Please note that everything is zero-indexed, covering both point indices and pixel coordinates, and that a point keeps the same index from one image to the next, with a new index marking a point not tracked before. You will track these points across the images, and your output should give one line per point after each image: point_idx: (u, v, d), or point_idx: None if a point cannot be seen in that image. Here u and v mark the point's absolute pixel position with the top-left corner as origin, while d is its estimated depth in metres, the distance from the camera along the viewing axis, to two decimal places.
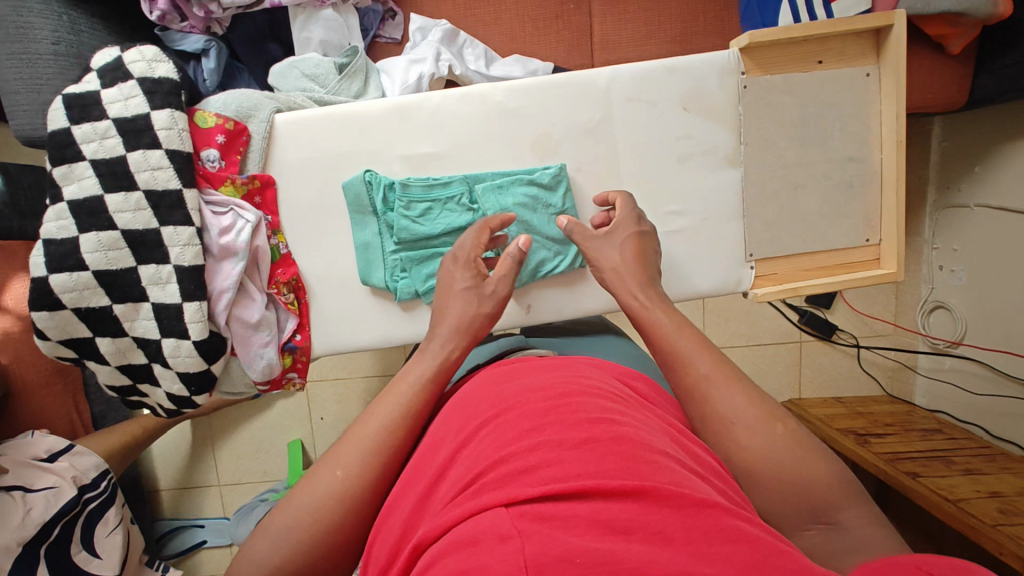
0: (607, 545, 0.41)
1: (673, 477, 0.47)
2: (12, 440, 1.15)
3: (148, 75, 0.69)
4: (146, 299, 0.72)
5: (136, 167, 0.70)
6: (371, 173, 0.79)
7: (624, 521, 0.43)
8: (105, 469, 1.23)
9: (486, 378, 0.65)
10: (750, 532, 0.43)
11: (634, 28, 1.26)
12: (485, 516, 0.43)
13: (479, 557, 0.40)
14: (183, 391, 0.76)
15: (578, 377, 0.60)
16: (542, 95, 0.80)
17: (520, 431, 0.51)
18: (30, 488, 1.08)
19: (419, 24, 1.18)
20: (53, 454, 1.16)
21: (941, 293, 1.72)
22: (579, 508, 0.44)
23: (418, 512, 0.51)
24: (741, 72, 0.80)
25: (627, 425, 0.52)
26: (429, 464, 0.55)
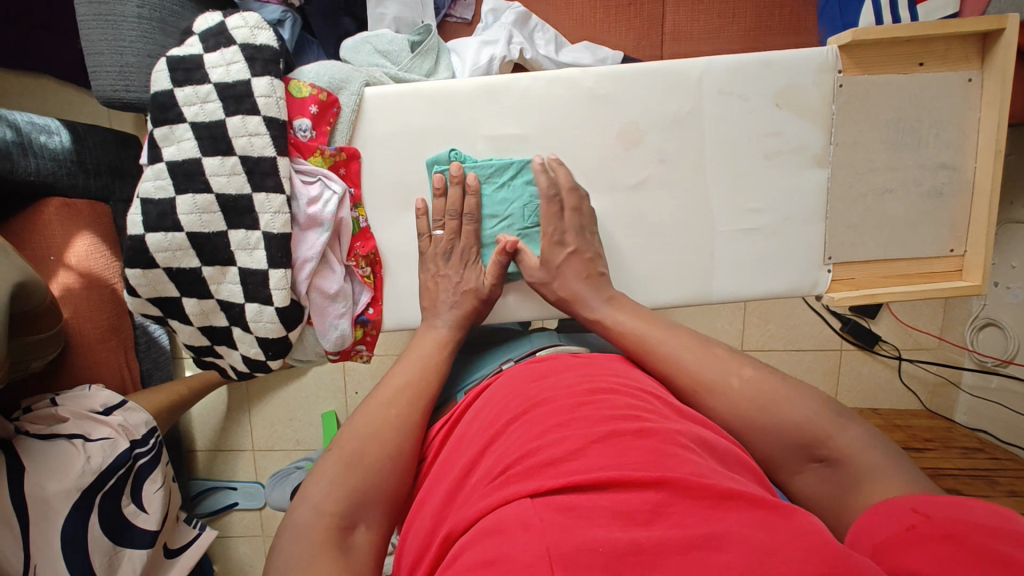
0: (630, 534, 0.43)
1: (695, 469, 0.49)
2: (70, 392, 1.14)
3: (250, 41, 0.71)
4: (233, 263, 0.75)
5: (234, 132, 0.71)
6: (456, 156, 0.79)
7: (645, 512, 0.46)
8: (154, 427, 1.23)
9: (517, 373, 0.67)
10: (770, 519, 0.45)
11: (706, 21, 1.24)
12: (512, 507, 0.47)
13: (507, 542, 0.44)
14: (259, 355, 0.79)
15: (606, 375, 0.63)
16: (631, 82, 0.78)
17: (547, 427, 0.54)
18: (88, 438, 1.11)
19: (492, 5, 1.18)
20: (109, 407, 1.15)
21: (991, 310, 1.72)
22: (602, 499, 0.47)
23: (448, 503, 0.54)
24: (839, 70, 0.78)
25: (655, 422, 0.55)
26: (467, 453, 0.58)
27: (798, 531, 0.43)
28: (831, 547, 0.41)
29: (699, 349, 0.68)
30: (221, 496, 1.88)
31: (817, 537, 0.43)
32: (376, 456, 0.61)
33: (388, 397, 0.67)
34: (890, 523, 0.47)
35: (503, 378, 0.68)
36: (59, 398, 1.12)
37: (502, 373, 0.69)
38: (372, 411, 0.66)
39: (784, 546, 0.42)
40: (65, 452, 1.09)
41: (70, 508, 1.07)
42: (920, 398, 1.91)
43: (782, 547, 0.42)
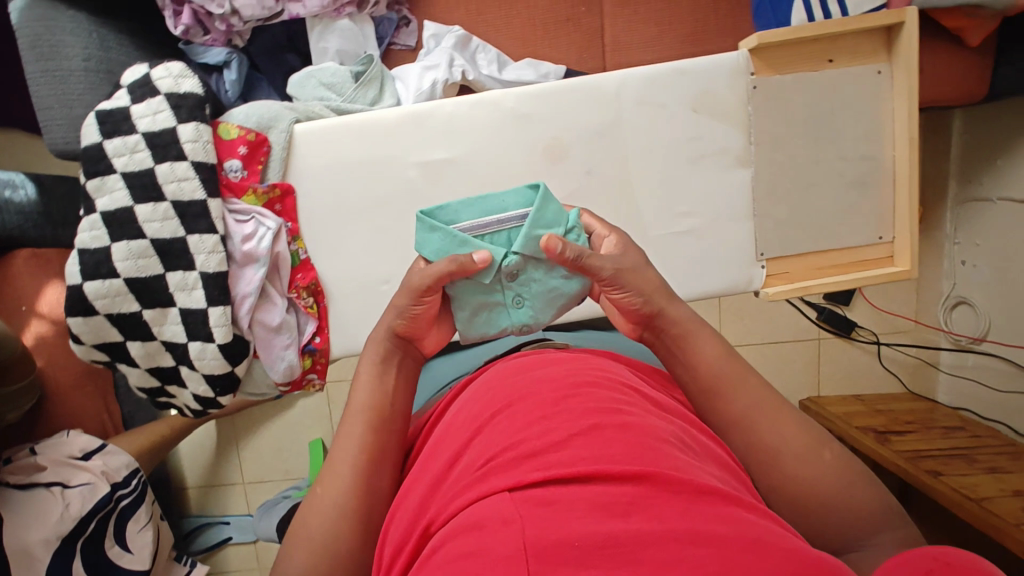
0: (607, 527, 0.44)
1: (675, 463, 0.51)
2: (49, 440, 1.19)
3: (174, 90, 0.73)
4: (173, 305, 0.76)
5: (164, 178, 0.74)
6: (465, 336, 0.75)
7: (623, 504, 0.46)
8: (135, 468, 1.26)
9: (506, 367, 0.69)
10: (742, 515, 0.47)
11: (644, 30, 1.27)
12: (491, 501, 0.48)
13: (485, 538, 0.45)
14: (208, 393, 0.80)
15: (592, 368, 0.65)
16: (551, 99, 0.79)
17: (531, 421, 0.56)
18: (67, 484, 1.14)
19: (433, 31, 1.21)
20: (87, 453, 1.19)
21: (963, 289, 1.77)
22: (581, 492, 0.48)
23: (431, 495, 0.56)
24: (751, 73, 0.80)
25: (636, 416, 0.56)
26: (448, 448, 0.60)
27: (783, 547, 0.44)
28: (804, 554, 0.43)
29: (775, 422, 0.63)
30: (215, 532, 1.91)
31: (791, 547, 0.44)
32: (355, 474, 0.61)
33: (361, 404, 0.65)
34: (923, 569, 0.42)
35: (491, 374, 0.69)
36: (38, 447, 1.16)
37: (494, 366, 0.71)
38: (348, 427, 0.64)
39: (759, 542, 0.44)
40: (43, 499, 1.11)
41: (52, 556, 1.08)
42: (902, 378, 1.93)
43: (761, 543, 0.43)
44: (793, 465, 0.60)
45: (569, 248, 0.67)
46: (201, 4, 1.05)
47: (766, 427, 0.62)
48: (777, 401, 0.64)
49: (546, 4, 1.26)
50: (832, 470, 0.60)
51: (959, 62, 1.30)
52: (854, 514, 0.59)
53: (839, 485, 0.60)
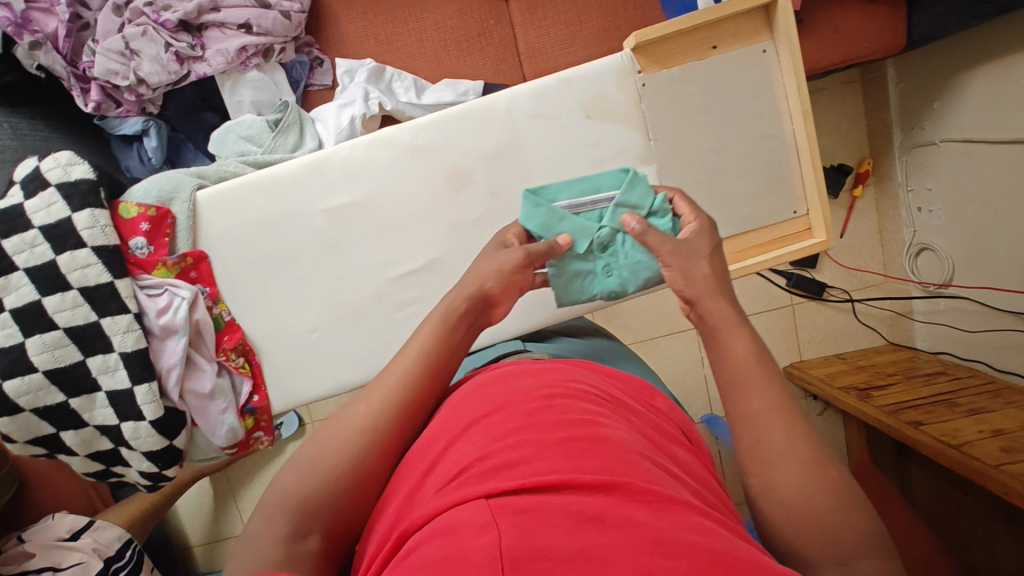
0: (581, 537, 0.40)
1: (647, 474, 0.47)
2: (38, 525, 1.31)
3: (64, 179, 0.75)
4: (99, 389, 0.77)
5: (66, 268, 0.74)
6: (560, 300, 0.83)
7: (597, 511, 0.42)
8: (128, 538, 1.34)
9: (482, 382, 0.66)
10: (714, 530, 0.42)
11: (557, 32, 1.27)
12: (466, 508, 0.43)
13: (456, 543, 0.40)
14: (153, 468, 0.81)
15: (566, 381, 0.62)
16: (442, 128, 0.81)
17: (505, 430, 0.52)
18: (58, 567, 1.22)
19: (345, 67, 1.21)
20: (75, 532, 1.30)
21: (924, 235, 1.77)
22: (555, 499, 0.43)
23: (404, 506, 0.51)
24: (638, 72, 0.82)
25: (609, 427, 0.53)
26: (422, 462, 0.55)
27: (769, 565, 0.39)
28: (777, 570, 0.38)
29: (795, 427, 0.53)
30: None
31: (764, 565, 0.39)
32: (354, 438, 0.57)
33: (401, 372, 0.62)
34: None
35: (471, 385, 0.65)
36: (27, 534, 1.28)
37: (469, 381, 0.68)
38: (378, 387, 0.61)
39: (729, 558, 0.39)
40: None
41: None
42: (881, 333, 1.93)
43: (731, 559, 0.39)
44: (781, 463, 0.52)
45: (641, 224, 0.73)
46: (106, 78, 1.06)
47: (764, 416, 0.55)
48: (794, 401, 0.56)
49: (456, 22, 1.26)
50: (825, 484, 0.50)
51: (874, 16, 1.30)
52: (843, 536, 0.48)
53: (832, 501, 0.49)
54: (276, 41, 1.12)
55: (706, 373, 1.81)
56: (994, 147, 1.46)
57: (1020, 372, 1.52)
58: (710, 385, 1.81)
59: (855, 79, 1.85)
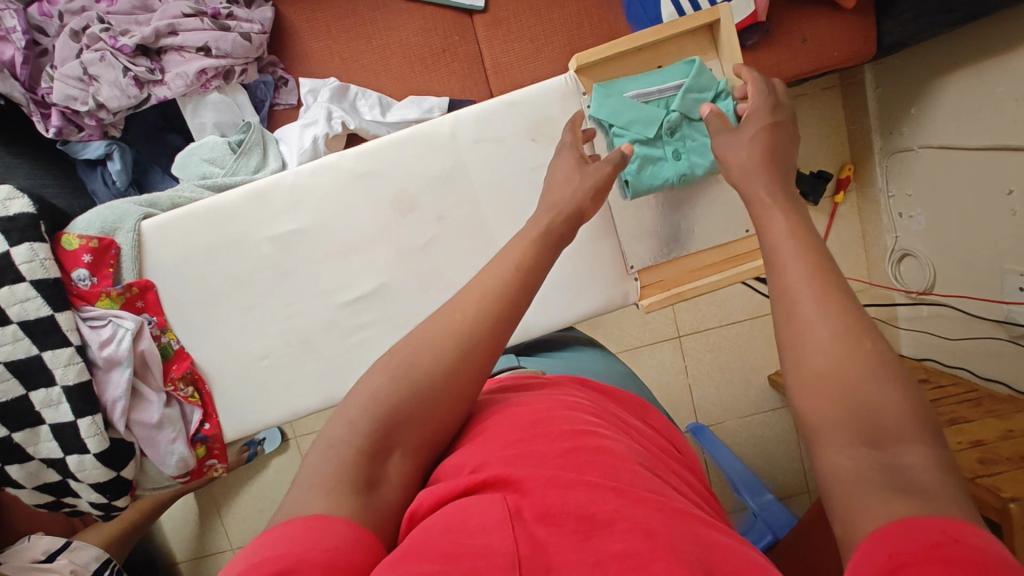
0: (590, 546, 0.41)
1: (653, 488, 0.48)
2: (14, 547, 1.32)
3: (2, 214, 0.76)
4: (42, 422, 0.79)
5: (5, 302, 0.75)
6: (633, 190, 0.86)
7: (606, 516, 0.43)
8: (105, 559, 1.36)
9: (486, 396, 0.68)
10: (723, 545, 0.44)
11: (522, 47, 1.27)
12: (476, 505, 0.44)
13: (465, 540, 0.41)
14: (102, 498, 0.84)
15: (567, 398, 0.64)
16: (388, 153, 0.83)
17: (512, 438, 0.53)
18: None
19: (309, 86, 1.21)
20: (51, 554, 1.32)
21: (905, 241, 1.75)
22: (566, 504, 0.44)
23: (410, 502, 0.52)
24: (582, 93, 0.85)
25: (611, 440, 0.55)
26: (434, 458, 0.57)
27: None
28: None
29: (830, 294, 0.51)
30: None
31: None
32: (447, 350, 0.58)
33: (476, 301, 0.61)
34: (910, 537, 0.36)
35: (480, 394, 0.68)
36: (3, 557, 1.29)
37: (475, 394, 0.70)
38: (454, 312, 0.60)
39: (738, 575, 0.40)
40: None
41: None
42: None
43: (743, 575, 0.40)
44: (816, 341, 0.49)
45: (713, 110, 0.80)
46: (65, 104, 1.06)
47: (802, 296, 0.52)
48: (837, 275, 0.53)
49: (420, 39, 1.26)
50: (867, 359, 0.47)
51: (842, 24, 1.30)
52: (883, 418, 0.44)
53: (871, 378, 0.46)
54: (237, 63, 1.12)
55: (689, 382, 1.80)
56: (969, 153, 1.45)
57: (1002, 381, 1.50)
58: (692, 395, 1.80)
59: (834, 84, 1.84)
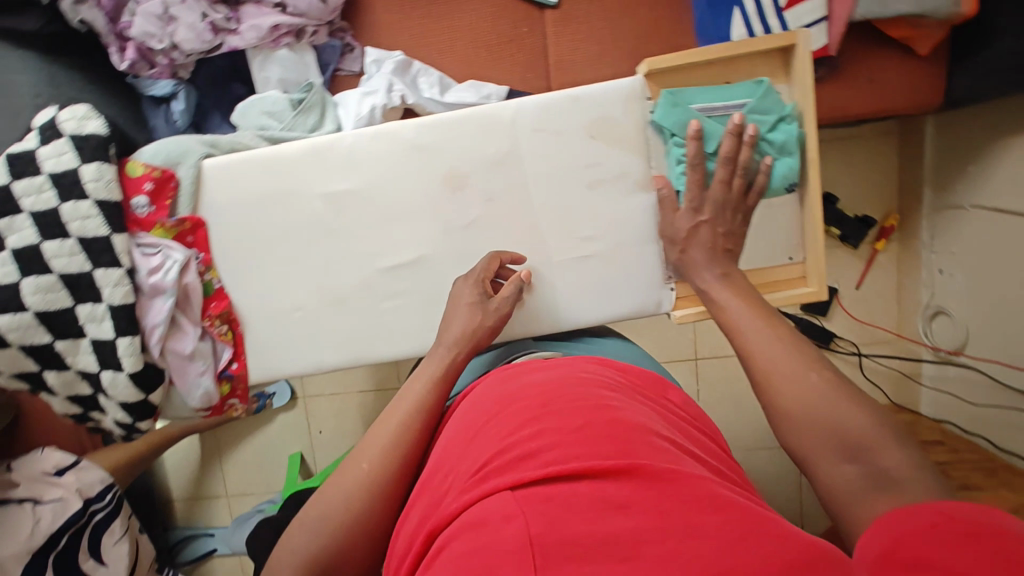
0: (606, 523, 0.48)
1: (664, 460, 0.55)
2: (26, 457, 1.36)
3: (78, 132, 0.80)
4: (84, 335, 0.84)
5: (68, 217, 0.81)
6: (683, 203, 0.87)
7: (620, 498, 0.50)
8: (111, 483, 1.42)
9: (493, 379, 0.76)
10: (737, 504, 0.50)
11: (588, 48, 1.28)
12: (494, 499, 0.52)
13: (486, 533, 0.48)
14: (126, 418, 0.88)
15: (578, 375, 0.71)
16: (448, 129, 0.85)
17: (524, 424, 0.60)
18: (39, 500, 1.30)
19: (374, 57, 1.24)
20: (60, 469, 1.35)
21: (941, 298, 1.72)
22: (581, 487, 0.51)
23: (433, 508, 0.60)
24: (648, 98, 0.86)
25: (622, 414, 0.61)
26: (451, 460, 0.65)
27: (781, 536, 0.45)
28: (807, 538, 0.46)
29: (781, 350, 0.70)
30: (200, 545, 1.94)
31: (789, 534, 0.46)
32: (359, 488, 0.71)
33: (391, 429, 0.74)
34: (914, 519, 0.45)
35: (487, 378, 0.77)
36: (14, 464, 1.33)
37: (481, 382, 0.77)
38: (372, 441, 0.74)
39: (756, 531, 0.46)
40: (16, 514, 1.26)
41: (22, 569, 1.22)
42: (885, 392, 1.88)
43: (756, 535, 0.45)
44: (784, 384, 0.67)
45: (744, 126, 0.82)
46: (142, 40, 1.10)
47: (765, 353, 0.71)
48: (795, 334, 0.73)
49: (490, 26, 1.27)
50: (826, 389, 0.65)
51: (912, 70, 1.28)
52: (852, 437, 0.61)
53: (832, 409, 0.63)
54: (310, 23, 1.16)
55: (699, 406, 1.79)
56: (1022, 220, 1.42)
57: (1021, 455, 1.47)
58: None
59: (892, 130, 1.81)
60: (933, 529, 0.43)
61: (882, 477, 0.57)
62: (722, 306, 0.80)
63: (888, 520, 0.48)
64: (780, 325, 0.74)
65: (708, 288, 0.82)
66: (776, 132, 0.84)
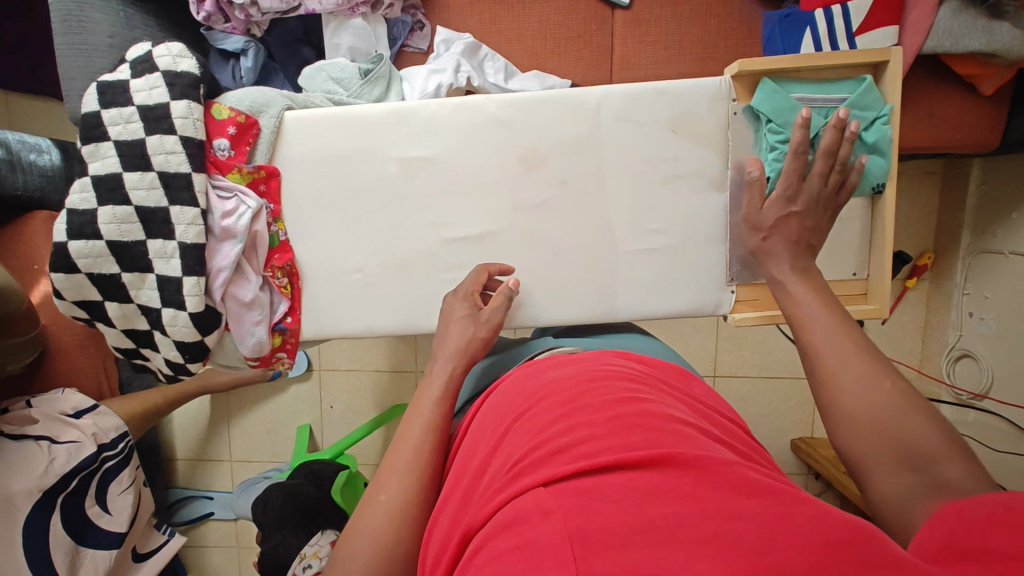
0: (644, 512, 0.45)
1: (694, 447, 0.51)
2: (47, 395, 1.32)
3: (172, 68, 0.82)
4: (151, 270, 0.85)
5: (152, 149, 0.82)
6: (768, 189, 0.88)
7: (655, 486, 0.47)
8: (124, 432, 1.40)
9: (520, 375, 0.73)
10: (775, 485, 0.47)
11: (655, 51, 1.29)
12: (527, 496, 0.48)
13: (524, 532, 0.45)
14: (178, 358, 0.89)
15: (602, 368, 0.67)
16: (531, 108, 0.88)
17: (553, 419, 0.57)
18: (56, 439, 1.27)
19: (444, 36, 1.24)
20: (79, 411, 1.32)
21: (967, 342, 1.71)
22: (615, 478, 0.48)
23: (463, 507, 0.57)
24: (731, 99, 0.88)
25: (651, 405, 0.58)
26: (481, 455, 0.62)
27: (816, 514, 0.43)
28: (851, 516, 0.43)
29: (849, 353, 0.69)
30: (198, 506, 1.95)
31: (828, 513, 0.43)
32: (391, 519, 0.65)
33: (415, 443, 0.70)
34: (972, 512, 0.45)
35: (511, 377, 0.74)
36: (35, 400, 1.30)
37: (506, 380, 0.74)
38: (395, 463, 0.69)
39: (791, 514, 0.43)
40: (31, 450, 1.24)
41: (30, 505, 1.21)
42: None
43: (794, 515, 0.43)
44: (848, 384, 0.66)
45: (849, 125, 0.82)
46: None
47: (830, 351, 0.70)
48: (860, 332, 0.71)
49: (559, 19, 1.28)
50: (893, 395, 0.63)
51: (973, 109, 1.28)
52: (919, 447, 0.59)
53: (900, 413, 0.62)
54: None
55: None
56: None
57: None
58: None
59: (936, 170, 1.81)
60: (992, 517, 0.43)
61: (938, 485, 0.56)
62: (791, 298, 0.79)
63: (945, 516, 0.48)
64: (849, 321, 0.73)
65: (783, 279, 0.82)
66: (872, 130, 0.86)
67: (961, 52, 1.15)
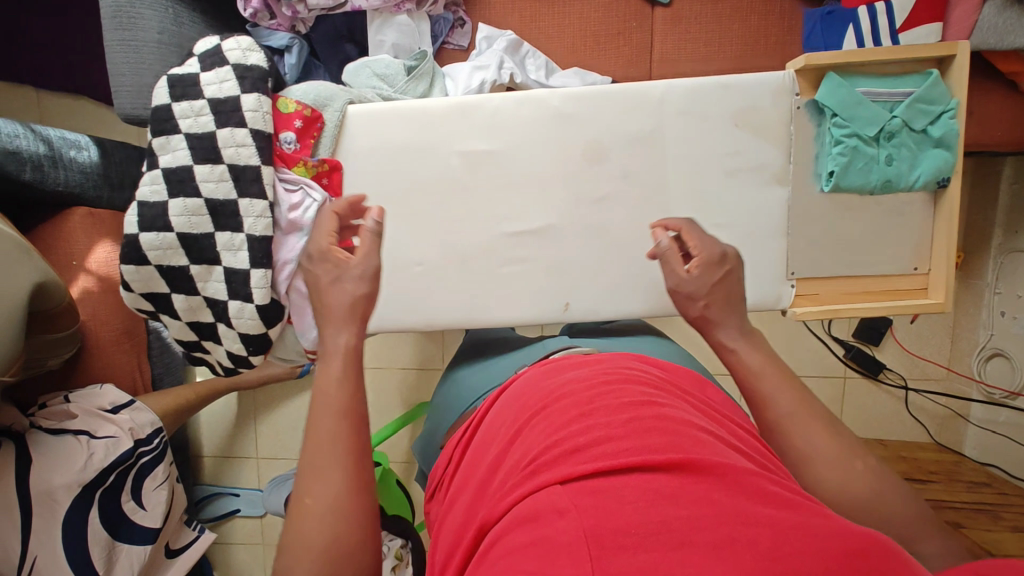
0: (660, 513, 0.41)
1: (711, 448, 0.47)
2: (83, 390, 1.30)
3: (242, 62, 0.84)
4: (219, 263, 0.88)
5: (223, 142, 0.84)
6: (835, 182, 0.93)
7: (670, 489, 0.43)
8: (159, 427, 1.37)
9: (537, 372, 0.66)
10: (791, 500, 0.43)
11: (694, 49, 1.29)
12: (542, 494, 0.45)
13: (541, 530, 0.42)
14: (241, 350, 0.92)
15: (621, 367, 0.61)
16: (596, 103, 0.91)
17: (569, 417, 0.52)
18: (94, 434, 1.25)
19: (486, 33, 1.25)
20: (116, 405, 1.30)
21: (999, 340, 1.70)
22: (631, 480, 0.44)
23: (476, 500, 0.54)
24: (796, 94, 0.93)
25: (669, 407, 0.53)
26: (491, 452, 0.58)
27: (832, 530, 0.39)
28: (872, 537, 0.39)
29: (813, 429, 0.64)
30: (224, 502, 1.96)
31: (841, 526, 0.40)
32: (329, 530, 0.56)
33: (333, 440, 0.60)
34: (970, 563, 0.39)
35: (526, 373, 0.68)
36: (72, 396, 1.27)
37: (518, 377, 0.68)
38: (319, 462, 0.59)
39: (805, 527, 0.40)
40: (71, 445, 1.22)
41: (69, 500, 1.20)
42: (928, 430, 1.87)
43: (808, 527, 0.39)
44: (827, 469, 0.61)
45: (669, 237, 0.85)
46: None
47: (802, 433, 0.63)
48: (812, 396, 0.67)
49: (600, 15, 1.28)
50: (868, 474, 0.61)
51: (1013, 106, 1.28)
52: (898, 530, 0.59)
53: (877, 493, 0.60)
54: None
55: None
56: None
57: None
58: None
59: (966, 169, 1.81)
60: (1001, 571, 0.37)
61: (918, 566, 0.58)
62: (748, 369, 0.71)
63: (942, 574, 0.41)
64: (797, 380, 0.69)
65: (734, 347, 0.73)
66: (939, 124, 0.90)
67: (1008, 47, 1.13)
